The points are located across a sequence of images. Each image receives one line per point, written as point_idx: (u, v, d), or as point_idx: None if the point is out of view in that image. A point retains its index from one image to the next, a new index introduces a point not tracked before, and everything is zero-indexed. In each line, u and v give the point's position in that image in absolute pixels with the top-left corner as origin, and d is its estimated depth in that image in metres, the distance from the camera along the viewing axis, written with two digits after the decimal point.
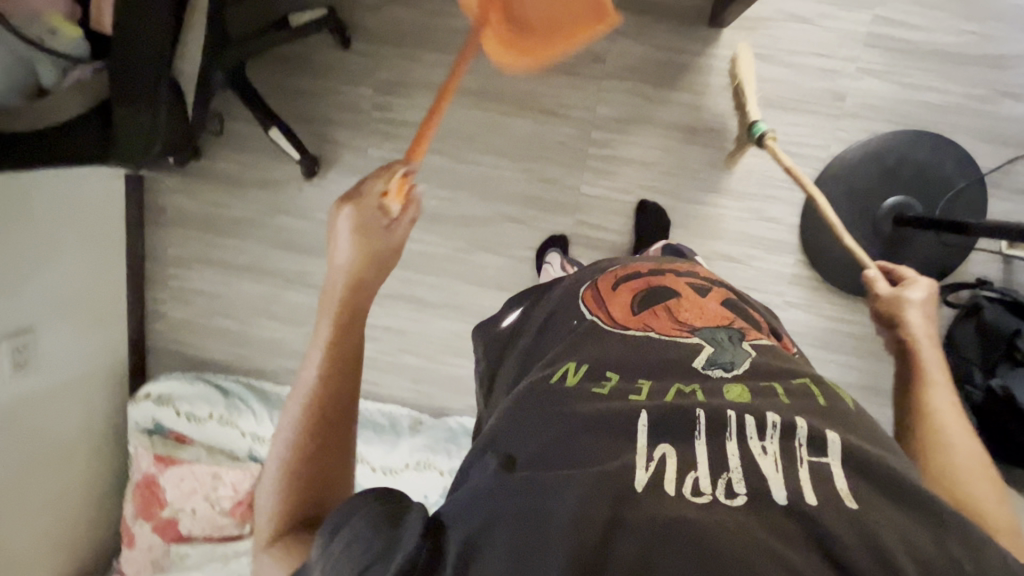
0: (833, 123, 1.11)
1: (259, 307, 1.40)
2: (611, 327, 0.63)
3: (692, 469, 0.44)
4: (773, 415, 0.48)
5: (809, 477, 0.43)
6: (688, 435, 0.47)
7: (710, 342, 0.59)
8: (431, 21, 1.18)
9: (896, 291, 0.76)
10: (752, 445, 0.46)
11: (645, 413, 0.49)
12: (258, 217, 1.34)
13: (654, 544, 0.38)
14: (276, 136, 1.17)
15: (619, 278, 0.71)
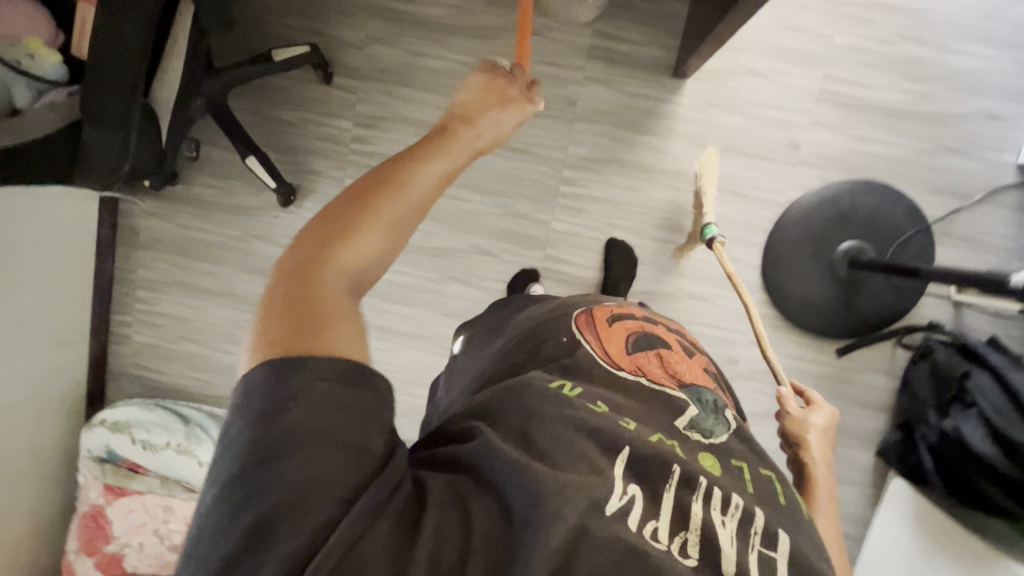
0: (791, 170, 1.18)
1: (227, 333, 1.38)
2: (605, 360, 0.63)
3: (654, 517, 0.46)
4: (738, 499, 0.51)
5: (757, 561, 0.46)
6: (659, 483, 0.49)
7: (696, 403, 0.62)
8: (413, 61, 1.23)
9: (803, 414, 0.83)
10: (714, 515, 0.48)
11: (628, 449, 0.50)
12: (231, 242, 1.34)
13: (616, 566, 0.41)
14: (252, 163, 1.20)
15: (611, 312, 0.72)
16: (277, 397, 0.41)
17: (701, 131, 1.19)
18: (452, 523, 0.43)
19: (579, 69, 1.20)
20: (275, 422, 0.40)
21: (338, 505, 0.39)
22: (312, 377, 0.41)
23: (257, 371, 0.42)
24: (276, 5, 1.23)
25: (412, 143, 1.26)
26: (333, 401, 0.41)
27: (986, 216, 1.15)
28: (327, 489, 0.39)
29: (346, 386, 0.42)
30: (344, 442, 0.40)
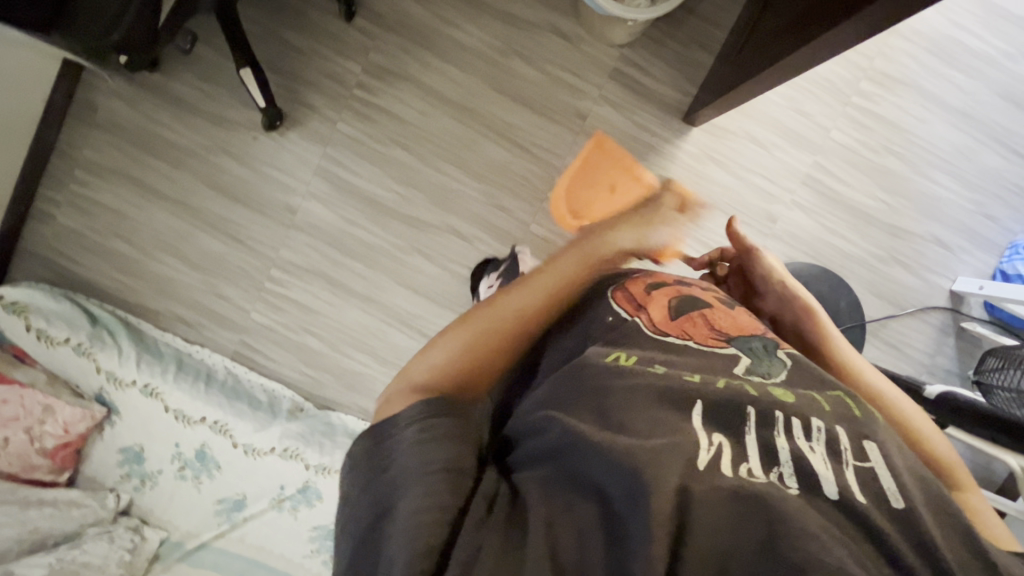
0: (762, 239, 1.24)
1: (166, 243, 1.29)
2: (650, 325, 0.66)
3: (745, 461, 0.50)
4: (818, 421, 0.54)
5: (856, 476, 0.50)
6: (739, 428, 0.52)
7: (746, 352, 0.64)
8: (439, 26, 1.20)
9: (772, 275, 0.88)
10: (800, 444, 0.51)
11: (702, 401, 0.54)
12: (198, 149, 1.26)
13: (729, 517, 0.45)
14: (248, 79, 1.13)
15: (641, 281, 0.74)
16: (378, 457, 0.52)
17: (693, 180, 1.23)
18: (556, 521, 0.46)
19: (598, 87, 1.21)
20: (381, 479, 0.50)
21: (440, 530, 0.46)
22: (399, 429, 0.53)
23: (358, 441, 0.55)
24: None
25: (416, 107, 1.23)
26: (414, 442, 0.51)
27: (911, 329, 1.26)
28: (423, 527, 0.46)
29: (423, 424, 0.52)
30: (426, 469, 0.49)
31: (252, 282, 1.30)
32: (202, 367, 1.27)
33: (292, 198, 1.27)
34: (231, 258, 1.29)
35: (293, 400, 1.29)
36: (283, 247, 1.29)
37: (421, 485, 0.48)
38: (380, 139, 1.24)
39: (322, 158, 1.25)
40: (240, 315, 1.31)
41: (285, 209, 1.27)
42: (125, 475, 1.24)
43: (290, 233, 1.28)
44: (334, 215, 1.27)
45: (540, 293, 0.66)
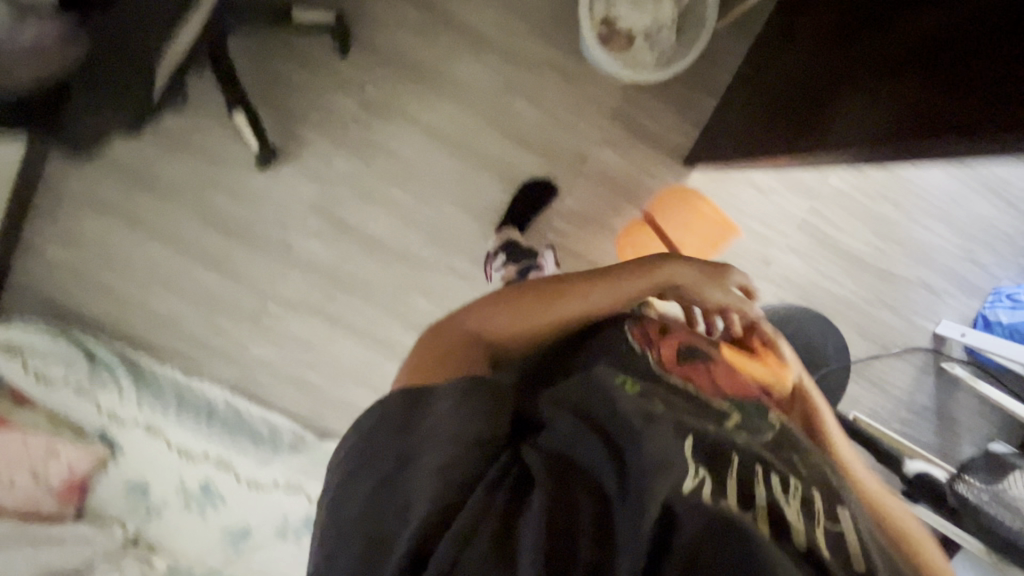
0: (756, 281, 1.27)
1: (161, 278, 1.27)
2: (653, 363, 0.71)
3: (724, 495, 0.47)
4: (795, 480, 0.52)
5: (826, 539, 0.46)
6: (723, 471, 0.50)
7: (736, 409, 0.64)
8: (438, 61, 1.16)
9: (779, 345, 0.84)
10: (778, 496, 0.49)
11: (692, 437, 0.52)
12: (190, 184, 1.23)
13: (704, 541, 0.42)
14: (241, 122, 1.10)
15: (670, 331, 0.81)
16: (409, 416, 0.52)
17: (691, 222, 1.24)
18: (556, 511, 0.45)
19: (599, 128, 1.20)
20: (407, 436, 0.50)
21: (452, 501, 0.47)
22: (439, 394, 0.54)
23: (394, 391, 0.54)
24: None
25: (415, 145, 1.20)
26: (452, 412, 0.52)
27: (892, 368, 1.31)
28: (447, 492, 0.47)
29: (464, 398, 0.53)
30: (450, 454, 0.49)
31: (250, 317, 1.30)
32: (202, 403, 1.28)
33: (289, 235, 1.25)
34: (228, 294, 1.29)
35: (296, 432, 1.31)
36: (280, 283, 1.28)
37: (444, 455, 0.49)
38: (377, 177, 1.22)
39: (318, 194, 1.23)
40: (239, 348, 1.32)
41: (282, 246, 1.26)
42: (131, 506, 1.27)
43: (287, 270, 1.27)
44: (332, 252, 1.26)
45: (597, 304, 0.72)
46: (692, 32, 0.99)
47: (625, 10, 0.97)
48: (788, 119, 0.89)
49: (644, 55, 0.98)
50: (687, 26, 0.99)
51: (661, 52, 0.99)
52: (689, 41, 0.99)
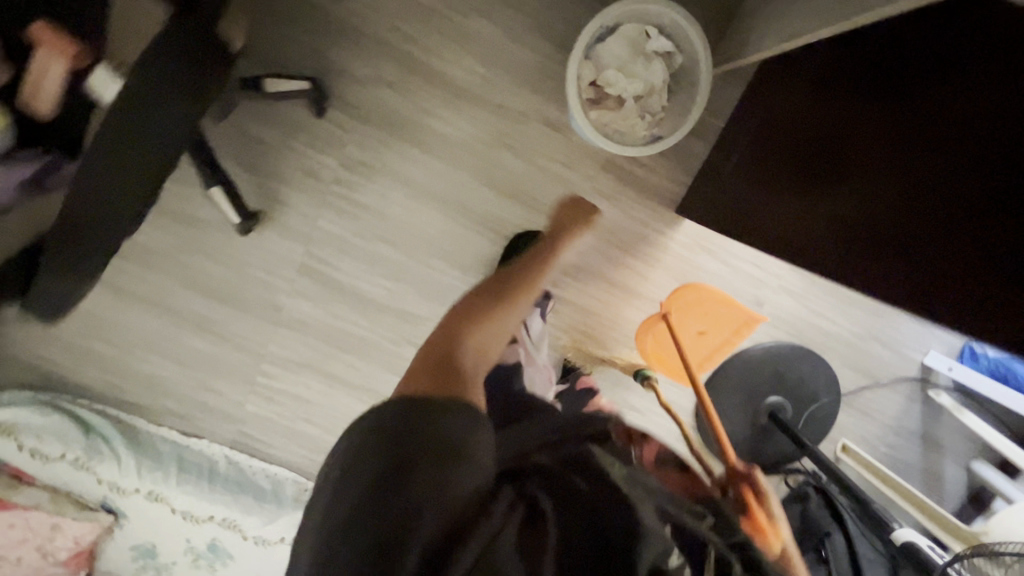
0: (749, 322, 1.27)
1: (150, 343, 1.25)
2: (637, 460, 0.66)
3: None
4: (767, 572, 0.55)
5: None
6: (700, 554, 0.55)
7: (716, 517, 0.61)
8: (420, 118, 1.12)
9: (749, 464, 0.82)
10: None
11: (672, 525, 0.56)
12: (171, 250, 1.19)
13: None
14: (217, 195, 1.04)
15: None
16: (418, 433, 0.57)
17: (683, 268, 1.24)
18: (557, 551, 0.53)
19: (589, 179, 1.17)
20: (410, 446, 0.56)
21: (453, 520, 0.53)
22: (445, 417, 0.58)
23: (399, 398, 0.60)
24: (272, 9, 1.04)
25: (401, 203, 1.17)
26: (453, 438, 0.57)
27: (881, 397, 1.35)
28: (452, 506, 0.54)
29: (469, 428, 0.59)
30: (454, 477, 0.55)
31: (244, 376, 1.29)
32: (203, 463, 1.29)
33: (277, 296, 1.23)
34: (220, 355, 1.27)
35: (296, 480, 1.32)
36: (272, 343, 1.27)
37: (449, 476, 0.55)
38: (364, 235, 1.19)
39: (304, 255, 1.20)
40: (234, 407, 1.31)
41: (271, 307, 1.24)
42: (140, 567, 1.29)
43: (278, 330, 1.26)
44: (322, 311, 1.24)
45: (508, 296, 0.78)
46: (682, 94, 0.95)
47: (613, 76, 0.92)
48: (777, 183, 0.84)
49: (636, 121, 0.95)
50: (678, 86, 0.96)
51: (653, 115, 0.95)
52: (680, 103, 0.96)
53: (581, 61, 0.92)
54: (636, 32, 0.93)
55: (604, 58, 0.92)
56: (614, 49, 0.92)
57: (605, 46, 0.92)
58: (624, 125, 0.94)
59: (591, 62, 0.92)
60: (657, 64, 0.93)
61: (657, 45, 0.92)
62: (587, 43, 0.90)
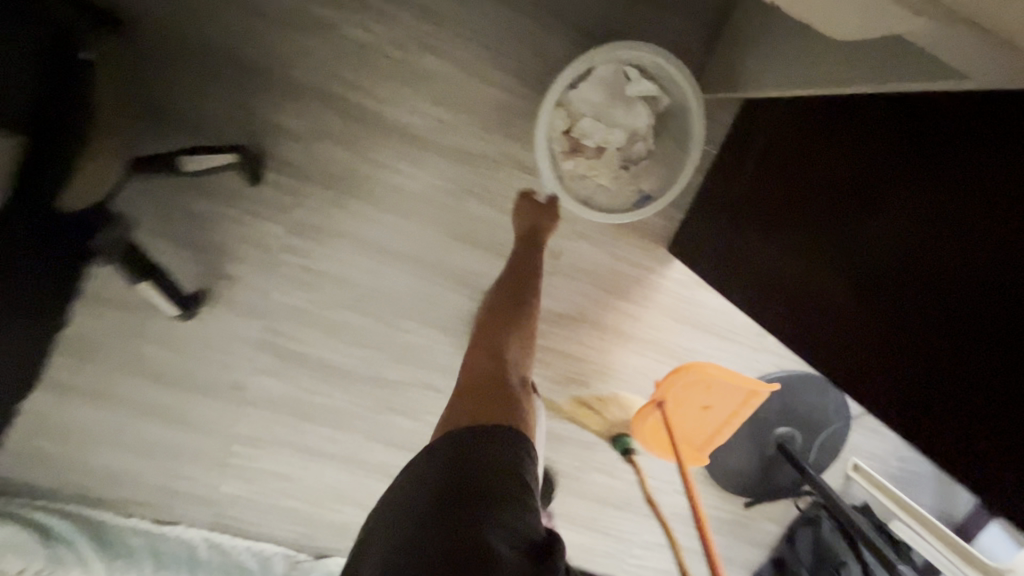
0: (753, 354, 1.19)
1: (103, 436, 1.14)
2: None
3: None
4: None
5: None
6: None
7: None
8: (374, 172, 0.98)
9: None
10: None
11: None
12: (111, 339, 1.06)
13: None
14: (147, 291, 0.90)
15: None
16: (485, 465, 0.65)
17: (681, 305, 1.13)
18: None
19: (571, 222, 1.06)
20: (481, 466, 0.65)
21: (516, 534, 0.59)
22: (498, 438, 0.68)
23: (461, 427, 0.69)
24: (183, 63, 0.88)
25: (363, 266, 1.04)
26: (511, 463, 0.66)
27: None
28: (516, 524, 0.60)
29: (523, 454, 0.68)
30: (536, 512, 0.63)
31: (213, 459, 1.18)
32: (181, 551, 1.20)
33: (237, 375, 1.11)
34: (183, 441, 1.16)
35: (285, 553, 1.24)
36: (239, 423, 1.16)
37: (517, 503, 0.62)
38: (325, 303, 1.06)
39: (262, 331, 1.08)
40: (207, 490, 1.20)
41: (232, 387, 1.12)
42: None
43: (244, 410, 1.14)
44: (290, 387, 1.13)
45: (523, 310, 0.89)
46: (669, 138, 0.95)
47: (590, 125, 0.91)
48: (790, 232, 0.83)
49: (618, 170, 0.94)
50: (664, 129, 0.95)
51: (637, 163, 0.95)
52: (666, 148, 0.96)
53: (553, 111, 0.90)
54: (614, 75, 0.91)
55: (578, 105, 0.91)
56: (590, 96, 0.91)
57: (579, 93, 0.91)
58: (606, 176, 0.94)
59: (568, 113, 0.91)
60: (639, 109, 0.92)
61: (639, 90, 0.91)
62: (559, 92, 0.89)
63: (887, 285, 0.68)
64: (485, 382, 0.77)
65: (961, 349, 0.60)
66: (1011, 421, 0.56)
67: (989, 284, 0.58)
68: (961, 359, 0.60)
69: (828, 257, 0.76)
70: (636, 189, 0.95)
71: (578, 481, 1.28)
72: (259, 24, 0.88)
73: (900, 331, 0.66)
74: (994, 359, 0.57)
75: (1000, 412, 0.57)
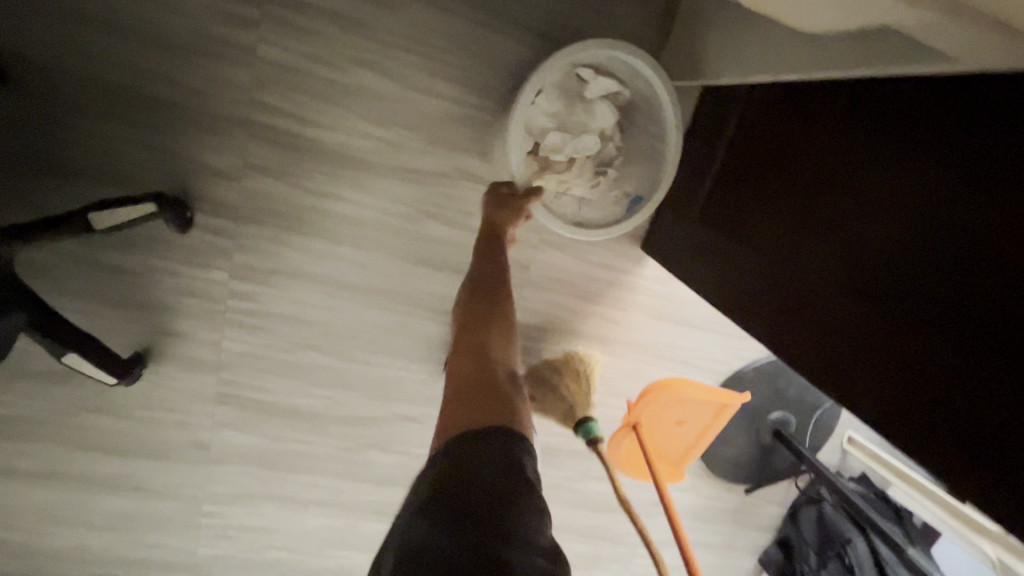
0: (738, 342, 1.16)
1: (58, 516, 1.04)
2: None
3: None
4: None
5: None
6: None
7: None
8: (318, 202, 0.90)
9: None
10: None
11: None
12: (52, 412, 0.97)
13: None
14: (76, 363, 0.81)
15: None
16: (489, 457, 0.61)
17: (660, 303, 1.09)
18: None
19: (536, 230, 1.00)
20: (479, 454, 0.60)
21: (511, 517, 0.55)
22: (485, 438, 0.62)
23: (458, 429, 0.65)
24: (88, 107, 0.79)
25: (319, 303, 0.97)
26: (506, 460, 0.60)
27: None
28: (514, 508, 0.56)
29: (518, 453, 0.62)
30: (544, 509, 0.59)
31: (184, 522, 1.10)
32: None
33: (198, 432, 1.03)
34: (149, 508, 1.07)
35: None
36: (208, 481, 1.07)
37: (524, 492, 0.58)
38: (283, 347, 0.98)
39: (218, 383, 0.99)
40: (181, 556, 1.12)
41: (195, 446, 1.04)
42: None
43: (210, 467, 1.06)
44: (257, 437, 1.05)
45: (494, 301, 0.82)
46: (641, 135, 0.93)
47: (557, 138, 0.89)
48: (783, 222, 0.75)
49: (595, 177, 0.93)
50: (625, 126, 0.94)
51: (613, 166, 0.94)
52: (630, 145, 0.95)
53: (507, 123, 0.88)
54: (566, 77, 0.88)
55: (541, 119, 0.89)
56: (551, 106, 0.89)
57: (539, 106, 0.88)
58: (584, 185, 0.93)
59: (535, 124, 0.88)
60: (602, 111, 0.91)
61: (595, 90, 0.90)
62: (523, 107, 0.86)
63: (879, 289, 0.63)
64: (473, 387, 0.70)
65: (965, 366, 0.54)
66: (1010, 448, 0.51)
67: (1001, 294, 0.53)
68: (963, 377, 0.55)
69: (806, 250, 0.71)
70: (619, 192, 0.94)
71: (575, 491, 1.24)
72: (168, 53, 0.79)
73: (884, 332, 0.61)
74: (998, 378, 0.52)
75: (999, 438, 0.51)
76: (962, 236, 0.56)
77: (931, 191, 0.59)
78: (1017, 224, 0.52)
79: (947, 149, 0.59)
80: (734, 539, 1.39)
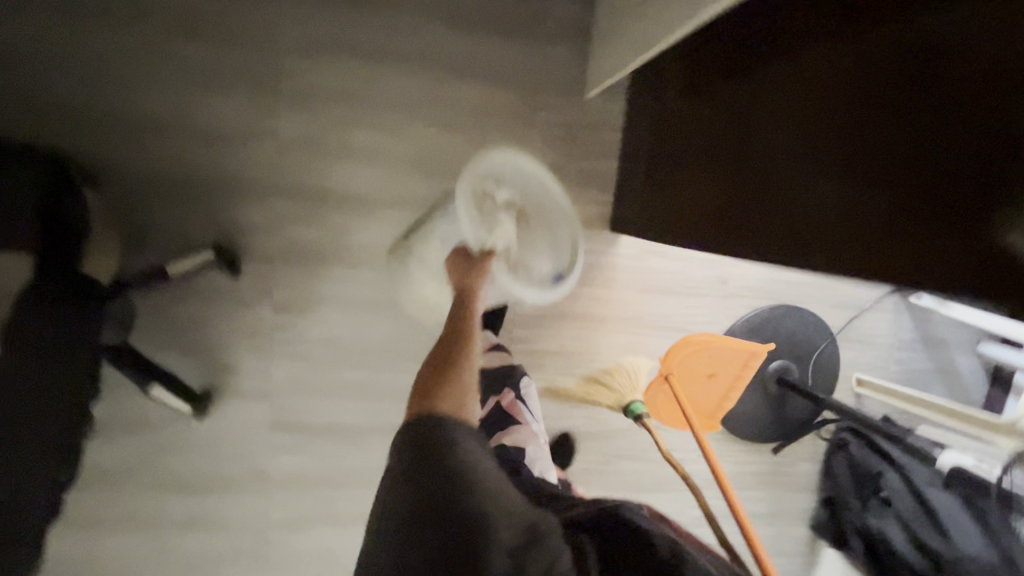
0: (721, 302, 1.28)
1: (143, 565, 1.14)
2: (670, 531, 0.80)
3: None
4: None
5: None
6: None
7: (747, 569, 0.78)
8: (337, 237, 1.10)
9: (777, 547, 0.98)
10: None
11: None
12: (139, 459, 1.12)
13: None
14: (159, 394, 0.98)
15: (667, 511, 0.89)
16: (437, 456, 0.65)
17: (640, 277, 1.23)
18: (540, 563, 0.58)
19: None
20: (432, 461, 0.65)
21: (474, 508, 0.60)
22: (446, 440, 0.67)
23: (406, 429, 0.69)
24: (153, 192, 1.01)
25: (348, 323, 1.14)
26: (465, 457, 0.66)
27: (870, 322, 1.37)
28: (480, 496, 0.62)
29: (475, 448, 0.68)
30: (506, 491, 0.66)
31: (254, 557, 1.18)
32: None
33: (260, 461, 1.16)
34: (222, 546, 1.17)
35: None
36: (272, 511, 1.18)
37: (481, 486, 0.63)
38: (323, 367, 1.15)
39: (272, 410, 1.14)
40: None
41: (258, 475, 1.16)
42: None
43: (273, 495, 1.17)
44: (310, 458, 1.17)
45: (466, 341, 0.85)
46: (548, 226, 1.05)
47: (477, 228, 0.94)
48: (747, 159, 0.81)
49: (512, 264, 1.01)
50: (570, 134, 1.15)
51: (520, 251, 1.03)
52: (578, 149, 1.16)
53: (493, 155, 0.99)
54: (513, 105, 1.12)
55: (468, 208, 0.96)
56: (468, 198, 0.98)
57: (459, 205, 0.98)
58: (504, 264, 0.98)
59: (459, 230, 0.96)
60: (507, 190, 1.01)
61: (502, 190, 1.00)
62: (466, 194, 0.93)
63: (844, 163, 0.66)
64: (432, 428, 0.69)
65: (948, 176, 0.55)
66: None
67: (945, 99, 0.55)
68: (953, 184, 0.55)
69: (777, 171, 0.75)
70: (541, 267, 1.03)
71: (608, 473, 1.30)
72: (209, 142, 1.03)
73: (868, 193, 0.63)
74: (983, 167, 0.52)
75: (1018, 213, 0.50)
76: (891, 78, 0.60)
77: (874, 70, 0.62)
78: (925, 37, 0.57)
79: (925, 29, 0.56)
80: (778, 504, 1.40)
